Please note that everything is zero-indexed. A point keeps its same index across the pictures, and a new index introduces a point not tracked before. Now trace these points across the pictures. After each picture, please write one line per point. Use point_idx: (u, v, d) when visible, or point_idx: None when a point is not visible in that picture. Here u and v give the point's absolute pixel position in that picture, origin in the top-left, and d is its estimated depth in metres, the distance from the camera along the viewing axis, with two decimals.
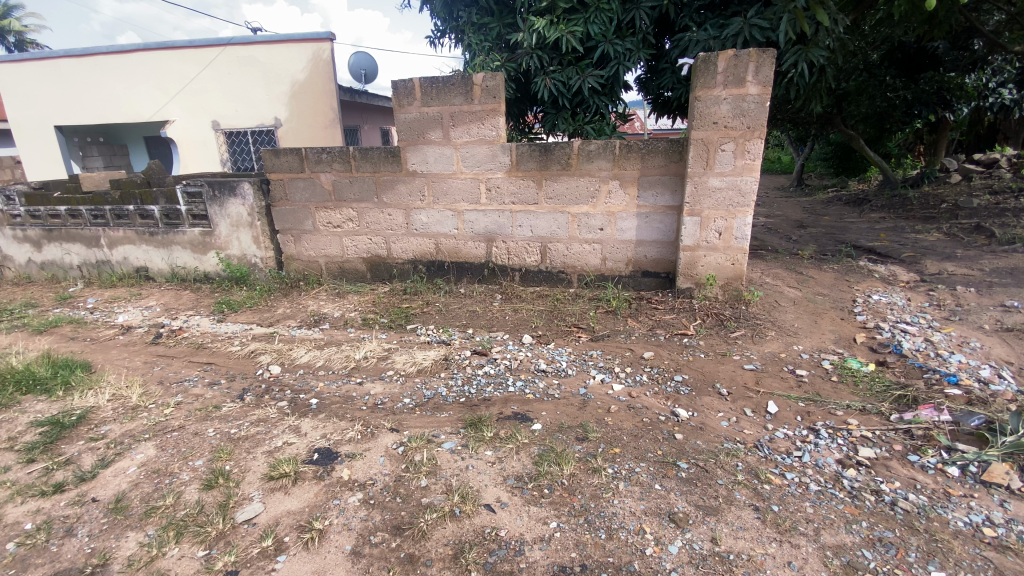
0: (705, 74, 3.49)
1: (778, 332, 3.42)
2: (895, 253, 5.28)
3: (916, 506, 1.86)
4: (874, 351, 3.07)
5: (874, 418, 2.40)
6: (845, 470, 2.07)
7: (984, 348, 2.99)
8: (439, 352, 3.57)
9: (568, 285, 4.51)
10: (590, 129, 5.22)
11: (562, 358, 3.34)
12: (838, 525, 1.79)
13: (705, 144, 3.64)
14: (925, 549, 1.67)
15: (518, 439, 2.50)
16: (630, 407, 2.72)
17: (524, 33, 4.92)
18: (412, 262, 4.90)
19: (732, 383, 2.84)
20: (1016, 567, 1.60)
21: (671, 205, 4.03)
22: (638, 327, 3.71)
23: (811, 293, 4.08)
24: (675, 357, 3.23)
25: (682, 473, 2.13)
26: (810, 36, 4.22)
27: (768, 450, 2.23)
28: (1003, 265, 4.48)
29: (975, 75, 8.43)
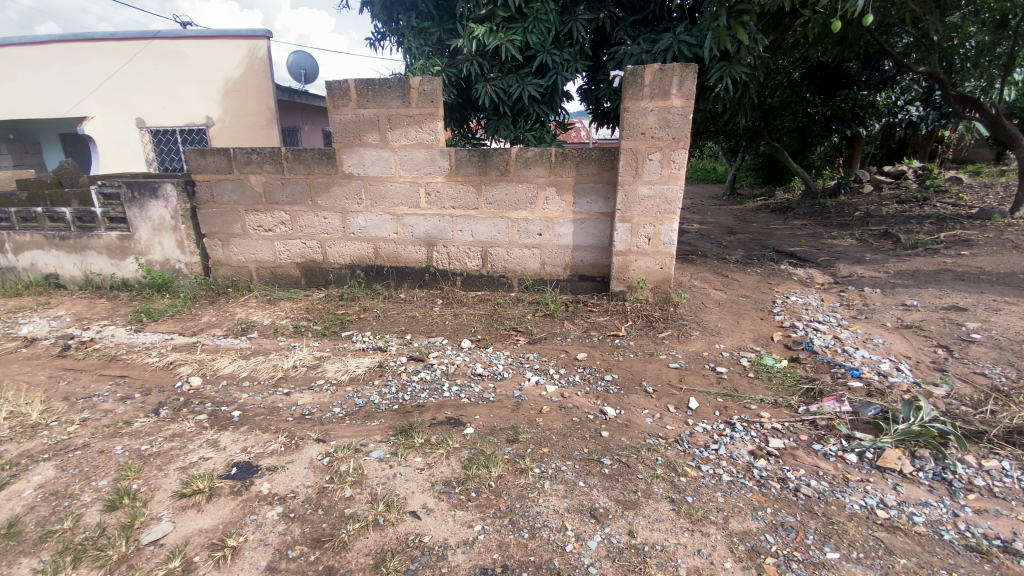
0: (633, 85, 3.64)
1: (702, 332, 3.58)
2: (813, 257, 5.67)
3: (817, 492, 1.99)
4: (789, 348, 3.27)
5: (784, 410, 2.55)
6: (756, 460, 2.19)
7: (885, 344, 3.24)
8: (373, 358, 3.48)
9: (509, 289, 4.53)
10: (530, 137, 5.28)
11: (498, 362, 3.35)
12: (745, 512, 1.89)
13: (634, 153, 3.79)
14: (821, 532, 1.79)
15: (448, 444, 2.45)
16: (561, 407, 2.76)
17: (464, 39, 4.92)
18: (349, 266, 4.78)
19: (658, 381, 2.95)
20: (902, 545, 1.72)
21: (605, 212, 4.14)
22: (574, 329, 3.77)
23: (736, 295, 4.31)
24: (607, 357, 3.32)
25: (605, 469, 2.18)
26: (732, 53, 4.47)
27: (687, 444, 2.33)
28: (905, 268, 4.89)
29: (885, 93, 9.09)
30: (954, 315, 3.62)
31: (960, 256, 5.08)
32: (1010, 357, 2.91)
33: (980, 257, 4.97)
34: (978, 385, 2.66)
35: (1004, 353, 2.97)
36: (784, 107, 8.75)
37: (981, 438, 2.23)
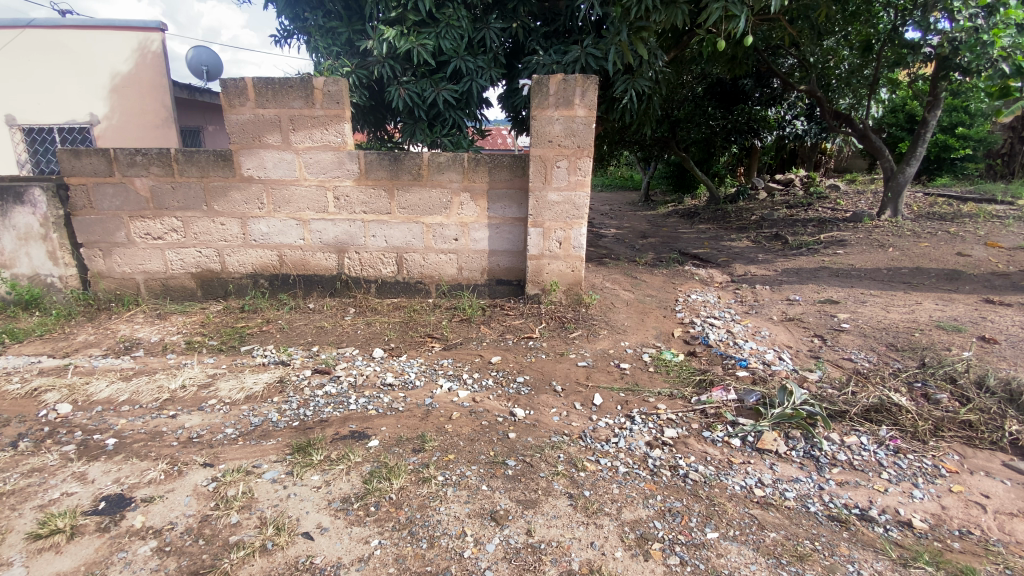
0: (539, 94, 3.73)
1: (610, 331, 3.72)
2: (714, 258, 6.09)
3: (704, 476, 2.11)
4: (687, 343, 3.48)
5: (679, 401, 2.70)
6: (651, 450, 2.30)
7: (771, 336, 3.53)
8: (274, 374, 3.27)
9: (426, 295, 4.44)
10: (447, 142, 5.19)
11: (411, 370, 3.26)
12: (637, 501, 1.96)
13: (543, 160, 3.88)
14: (704, 513, 1.89)
15: (349, 458, 2.33)
16: (471, 412, 2.72)
17: (373, 41, 4.78)
18: (251, 276, 4.48)
19: (567, 380, 3.02)
20: (773, 520, 1.86)
21: (518, 217, 4.18)
22: (490, 334, 3.77)
23: (643, 295, 4.52)
24: (520, 359, 3.35)
25: (509, 470, 2.18)
26: (635, 67, 4.71)
27: (590, 439, 2.40)
28: (791, 267, 5.38)
29: (775, 109, 9.74)
30: (828, 307, 4.02)
31: (836, 255, 5.67)
32: (872, 343, 3.26)
33: (851, 255, 5.58)
34: (844, 368, 2.95)
35: (866, 339, 3.33)
36: (689, 119, 9.52)
37: (844, 416, 2.47)
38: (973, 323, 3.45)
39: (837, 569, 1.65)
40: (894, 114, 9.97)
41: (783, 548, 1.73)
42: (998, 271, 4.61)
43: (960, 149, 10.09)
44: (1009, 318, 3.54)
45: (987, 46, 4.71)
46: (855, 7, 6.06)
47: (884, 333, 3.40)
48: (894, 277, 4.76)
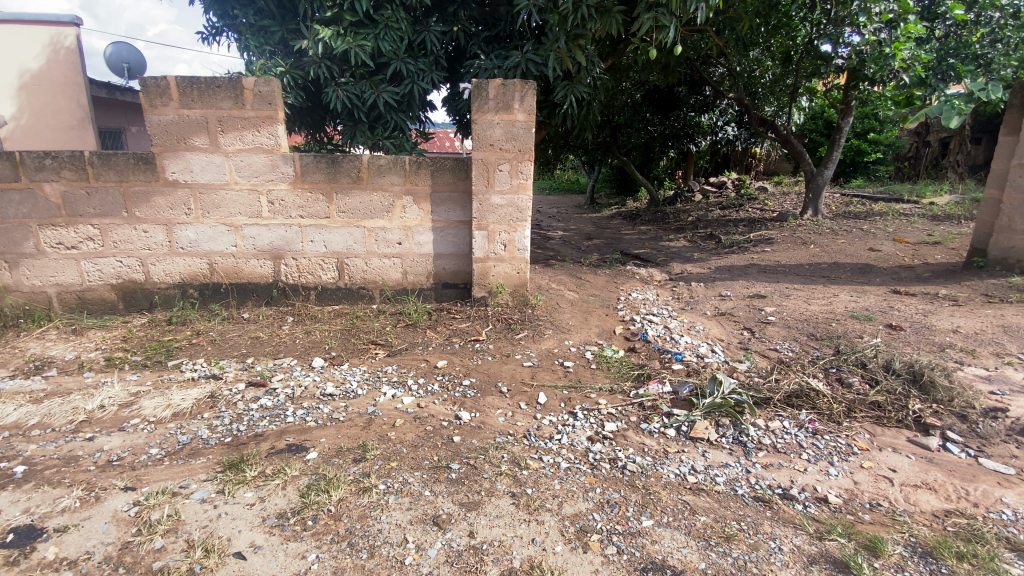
0: (478, 98, 3.75)
1: (554, 330, 3.78)
2: (654, 258, 6.33)
3: (641, 467, 2.19)
4: (628, 340, 3.60)
5: (618, 396, 2.81)
6: (592, 445, 2.36)
7: (705, 330, 3.72)
8: (204, 389, 3.09)
9: (370, 301, 4.33)
10: (389, 145, 5.05)
11: (353, 379, 3.18)
12: (577, 495, 2.02)
13: (485, 164, 3.90)
14: (640, 502, 1.97)
15: (286, 473, 2.24)
16: (415, 418, 2.69)
17: (309, 40, 4.62)
18: (179, 286, 4.22)
19: (512, 381, 3.04)
20: (703, 504, 1.96)
21: (463, 220, 4.17)
22: (436, 338, 3.73)
23: (587, 294, 4.63)
24: (466, 362, 3.34)
25: (452, 474, 2.17)
26: (573, 73, 4.81)
27: (534, 438, 2.43)
28: (724, 264, 5.68)
29: (708, 115, 10.10)
30: (757, 301, 4.28)
31: (764, 252, 6.04)
32: (795, 334, 3.49)
33: (778, 252, 5.96)
34: (770, 358, 3.16)
35: (790, 330, 3.56)
36: (629, 125, 9.91)
37: (768, 403, 2.63)
38: (881, 312, 3.77)
39: (760, 546, 1.75)
40: (814, 121, 10.73)
41: (712, 531, 1.82)
42: (904, 265, 5.05)
43: (871, 153, 10.98)
44: (913, 306, 3.89)
45: (888, 58, 5.21)
46: (777, 21, 6.54)
47: (806, 324, 3.65)
48: (815, 272, 5.12)
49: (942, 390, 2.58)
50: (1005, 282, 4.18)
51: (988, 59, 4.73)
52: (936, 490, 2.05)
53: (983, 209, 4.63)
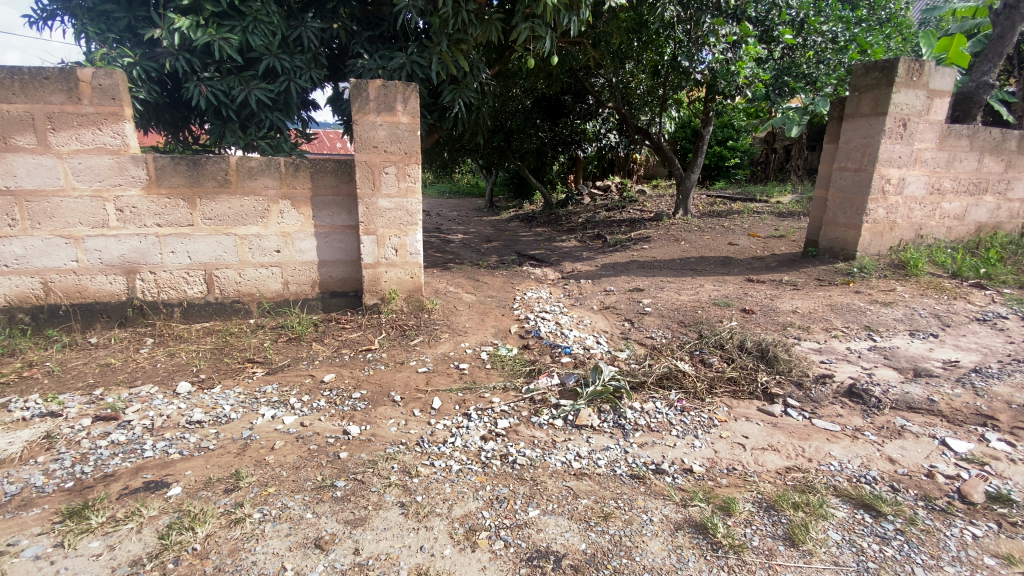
0: (358, 99, 3.60)
1: (450, 333, 3.78)
2: (547, 258, 6.59)
3: (530, 460, 2.27)
4: (522, 337, 3.71)
5: (511, 392, 2.88)
6: (486, 443, 2.40)
7: (592, 323, 3.96)
8: (38, 430, 2.64)
9: (246, 315, 3.97)
10: (265, 145, 4.61)
11: (226, 403, 2.90)
12: (468, 496, 2.03)
13: (369, 166, 3.75)
14: (528, 494, 2.03)
15: (142, 514, 1.99)
16: (298, 438, 2.52)
17: (162, 30, 4.11)
18: (3, 310, 3.56)
19: (406, 389, 2.98)
20: (585, 488, 2.07)
21: (348, 225, 3.99)
22: (322, 351, 3.52)
23: (483, 296, 4.68)
24: (356, 373, 3.20)
25: (337, 492, 2.07)
26: (459, 77, 4.79)
27: (427, 444, 2.41)
28: (610, 262, 6.06)
29: (592, 123, 10.39)
30: (636, 294, 4.63)
31: (643, 249, 6.55)
32: (668, 322, 3.83)
33: (655, 249, 6.50)
34: (646, 346, 3.44)
35: (663, 319, 3.89)
36: (521, 130, 10.20)
37: (643, 386, 2.86)
38: (738, 299, 4.27)
39: (633, 520, 1.89)
40: (683, 129, 11.81)
41: (593, 511, 1.93)
42: (756, 256, 5.77)
43: (731, 158, 12.39)
44: (763, 292, 4.46)
45: (734, 75, 5.92)
46: (647, 37, 6.66)
47: (677, 312, 4.02)
48: (686, 265, 5.66)
49: (783, 362, 2.97)
50: (832, 267, 4.93)
51: (813, 78, 6.03)
52: (780, 450, 2.36)
53: (814, 206, 5.43)
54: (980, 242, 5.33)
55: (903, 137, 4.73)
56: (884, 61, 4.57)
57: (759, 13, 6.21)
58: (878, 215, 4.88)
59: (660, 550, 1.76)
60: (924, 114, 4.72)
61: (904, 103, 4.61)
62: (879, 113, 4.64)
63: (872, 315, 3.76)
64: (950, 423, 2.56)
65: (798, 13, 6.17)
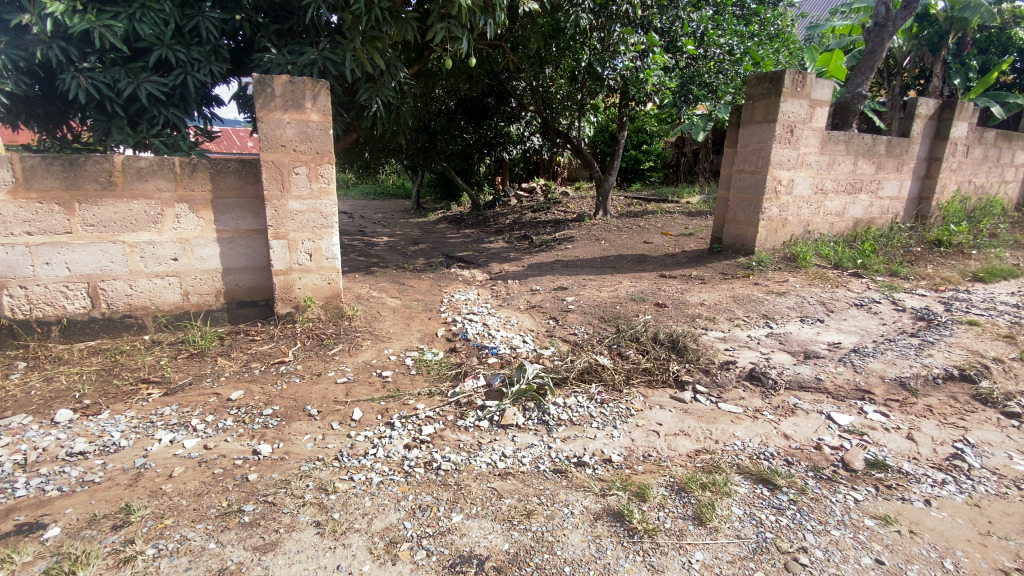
0: (262, 95, 3.39)
1: (373, 340, 3.66)
2: (475, 259, 6.58)
3: (455, 465, 2.24)
4: (449, 341, 3.67)
5: (436, 397, 2.84)
6: (409, 452, 2.34)
7: (518, 323, 4.00)
8: None
9: (140, 331, 3.60)
10: (159, 143, 4.17)
11: (116, 429, 2.62)
12: (389, 508, 1.97)
13: (277, 167, 3.53)
14: (452, 499, 2.01)
15: (9, 563, 1.73)
16: (201, 462, 2.32)
17: (30, 15, 3.57)
18: None
19: (323, 401, 2.84)
20: (509, 487, 2.09)
21: (256, 229, 3.74)
22: (229, 366, 3.27)
23: (408, 300, 4.58)
24: (268, 389, 3.00)
25: (245, 517, 1.93)
26: (376, 75, 4.61)
27: (346, 457, 2.31)
28: (536, 262, 6.17)
29: (516, 125, 10.21)
30: (560, 292, 4.74)
31: (566, 249, 6.74)
32: (590, 318, 3.95)
33: (578, 248, 6.71)
34: (569, 342, 3.53)
35: (586, 315, 4.02)
36: (445, 131, 10.15)
37: (566, 381, 2.94)
38: (653, 293, 4.50)
39: (555, 515, 1.92)
40: (602, 133, 12.27)
41: (516, 510, 1.94)
42: (669, 253, 6.12)
43: (646, 160, 13.08)
44: (674, 286, 4.73)
45: (642, 83, 6.29)
46: (563, 41, 6.62)
47: (598, 308, 4.16)
48: (607, 263, 5.88)
49: (692, 351, 3.17)
50: (735, 262, 5.33)
51: (715, 86, 6.71)
52: (690, 434, 2.51)
53: (718, 205, 5.85)
54: (857, 236, 6.01)
55: (791, 142, 5.21)
56: (773, 73, 5.01)
57: (663, 25, 6.57)
58: (771, 214, 5.35)
59: (580, 541, 1.80)
60: (807, 121, 5.23)
61: (791, 111, 5.08)
62: (770, 120, 5.09)
63: (769, 305, 4.11)
64: (834, 398, 2.85)
65: (698, 26, 6.61)
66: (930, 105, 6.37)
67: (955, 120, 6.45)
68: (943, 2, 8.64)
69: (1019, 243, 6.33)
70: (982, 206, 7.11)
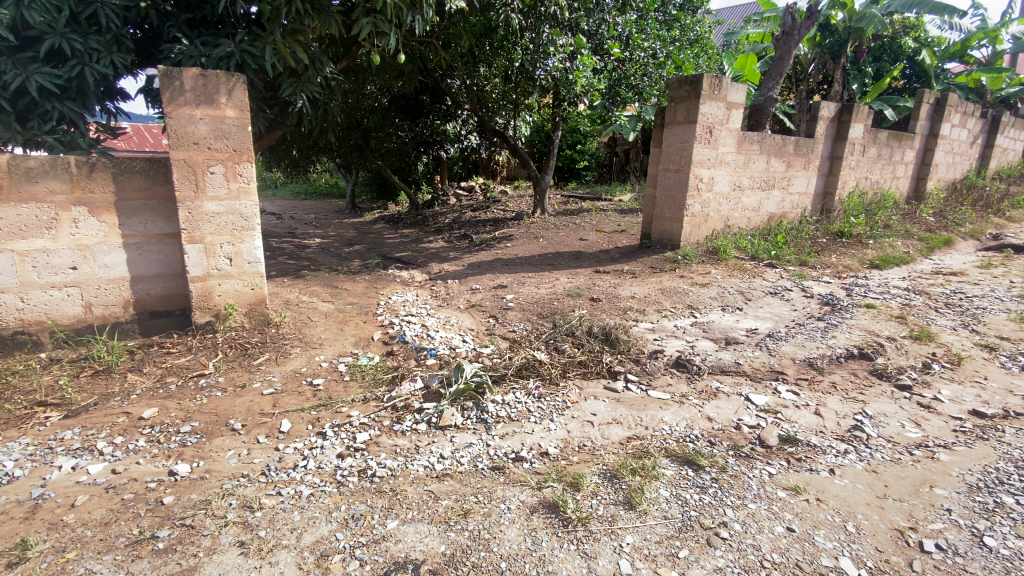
0: (169, 89, 3.15)
1: (303, 347, 3.51)
2: (413, 260, 6.47)
3: (390, 470, 2.20)
4: (386, 344, 3.59)
5: (371, 403, 2.78)
6: (343, 461, 2.27)
7: (457, 322, 3.99)
8: None
9: (35, 349, 3.24)
10: (54, 141, 3.79)
11: (7, 459, 2.35)
12: (319, 520, 1.90)
13: (189, 166, 3.30)
14: (386, 506, 1.97)
15: None
16: (109, 488, 2.13)
17: None
18: None
19: (248, 414, 2.69)
20: (446, 489, 2.07)
21: (167, 233, 3.48)
22: (141, 383, 3.02)
23: (342, 303, 4.43)
24: (186, 404, 2.80)
25: (159, 544, 1.80)
26: (300, 70, 4.39)
27: (274, 471, 2.21)
28: (475, 261, 6.16)
29: (452, 123, 9.91)
30: (500, 290, 4.77)
31: (505, 247, 6.79)
32: (528, 315, 4.00)
33: (517, 246, 6.77)
34: (508, 339, 3.56)
35: (525, 312, 4.06)
36: (379, 128, 9.87)
37: (504, 378, 2.97)
38: (588, 289, 4.63)
39: (492, 513, 1.94)
40: (538, 133, 12.41)
41: (452, 511, 1.94)
42: (603, 249, 6.31)
43: (581, 159, 13.38)
44: (608, 281, 4.89)
45: (572, 83, 6.65)
46: (497, 43, 6.89)
47: (537, 305, 4.22)
48: (545, 260, 5.98)
49: (623, 343, 3.30)
50: (663, 256, 5.59)
51: (640, 88, 7.02)
52: (622, 422, 2.61)
53: (646, 202, 6.11)
54: (771, 229, 6.47)
55: (710, 142, 5.53)
56: (692, 76, 5.28)
57: (590, 27, 6.62)
58: (695, 210, 5.66)
59: (516, 536, 1.83)
60: (724, 123, 5.56)
61: (709, 113, 5.38)
62: (691, 121, 5.37)
63: (694, 296, 4.33)
64: (752, 380, 3.07)
65: (623, 29, 6.83)
66: (831, 108, 6.95)
67: (853, 122, 7.08)
68: (842, 14, 9.44)
69: (908, 233, 7.06)
70: (877, 200, 7.87)
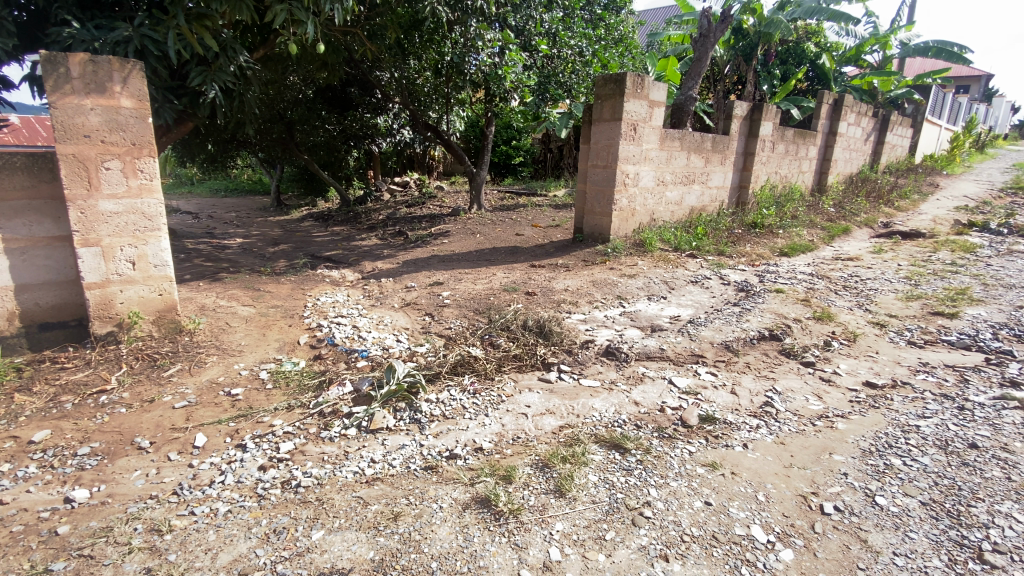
0: (52, 75, 2.82)
1: (220, 355, 3.30)
2: (345, 259, 6.25)
3: (317, 479, 2.13)
4: (313, 347, 3.45)
5: (297, 410, 2.66)
6: (265, 473, 2.16)
7: (391, 322, 3.90)
8: None
9: None
10: None
11: None
12: (238, 538, 1.81)
13: (79, 161, 2.98)
14: (312, 516, 1.90)
15: None
16: None
17: None
18: None
19: (157, 431, 2.49)
20: (376, 493, 2.03)
21: (57, 235, 3.14)
22: (29, 403, 2.71)
23: (265, 307, 4.20)
24: (84, 424, 2.55)
25: None
26: (209, 57, 4.08)
27: (188, 490, 2.07)
28: (410, 258, 6.05)
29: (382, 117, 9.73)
30: (436, 288, 4.71)
31: (442, 244, 6.72)
32: (465, 311, 3.98)
33: (453, 243, 6.72)
34: (444, 337, 3.53)
35: (461, 309, 4.04)
36: (304, 121, 9.27)
37: (438, 376, 2.94)
38: (524, 283, 4.68)
39: (423, 513, 1.92)
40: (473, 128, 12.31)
41: (382, 515, 1.90)
42: (538, 244, 6.40)
43: (516, 155, 13.39)
44: (543, 275, 4.97)
45: (501, 78, 6.53)
46: (425, 35, 6.82)
47: (473, 301, 4.21)
48: (481, 256, 5.98)
49: (556, 335, 3.37)
50: (594, 249, 5.76)
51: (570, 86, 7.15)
52: (555, 412, 2.67)
53: (577, 197, 6.25)
54: (692, 221, 6.84)
55: (635, 139, 5.74)
56: (616, 75, 5.44)
57: (519, 24, 6.52)
58: (622, 205, 5.87)
59: (447, 534, 1.83)
60: (647, 120, 5.80)
61: (633, 111, 5.59)
62: (616, 118, 5.55)
63: (622, 287, 4.50)
64: (676, 364, 3.24)
65: (551, 26, 6.86)
66: (744, 107, 7.42)
67: (763, 120, 7.61)
68: (753, 19, 10.10)
69: (812, 222, 7.72)
70: (785, 193, 8.54)
